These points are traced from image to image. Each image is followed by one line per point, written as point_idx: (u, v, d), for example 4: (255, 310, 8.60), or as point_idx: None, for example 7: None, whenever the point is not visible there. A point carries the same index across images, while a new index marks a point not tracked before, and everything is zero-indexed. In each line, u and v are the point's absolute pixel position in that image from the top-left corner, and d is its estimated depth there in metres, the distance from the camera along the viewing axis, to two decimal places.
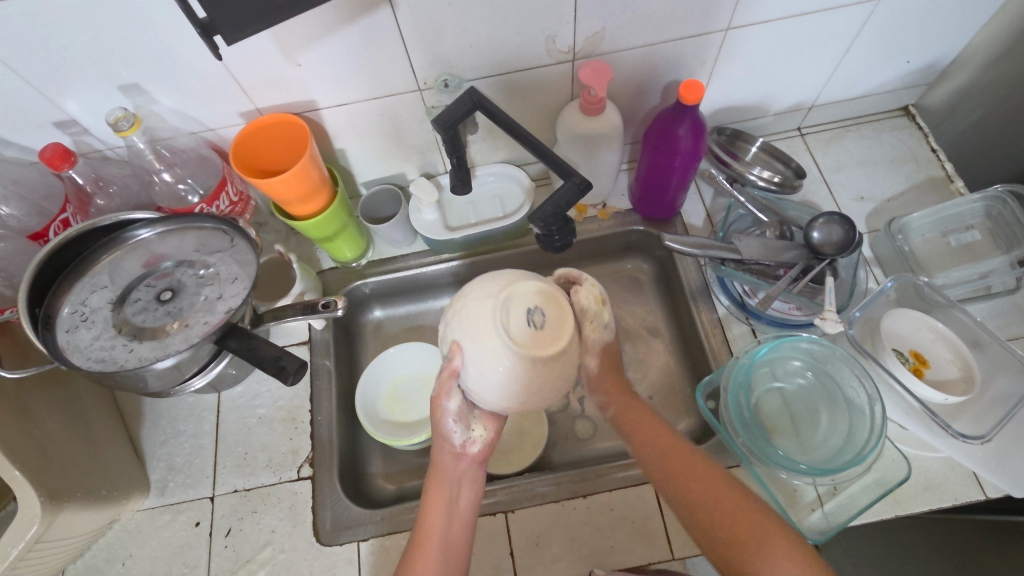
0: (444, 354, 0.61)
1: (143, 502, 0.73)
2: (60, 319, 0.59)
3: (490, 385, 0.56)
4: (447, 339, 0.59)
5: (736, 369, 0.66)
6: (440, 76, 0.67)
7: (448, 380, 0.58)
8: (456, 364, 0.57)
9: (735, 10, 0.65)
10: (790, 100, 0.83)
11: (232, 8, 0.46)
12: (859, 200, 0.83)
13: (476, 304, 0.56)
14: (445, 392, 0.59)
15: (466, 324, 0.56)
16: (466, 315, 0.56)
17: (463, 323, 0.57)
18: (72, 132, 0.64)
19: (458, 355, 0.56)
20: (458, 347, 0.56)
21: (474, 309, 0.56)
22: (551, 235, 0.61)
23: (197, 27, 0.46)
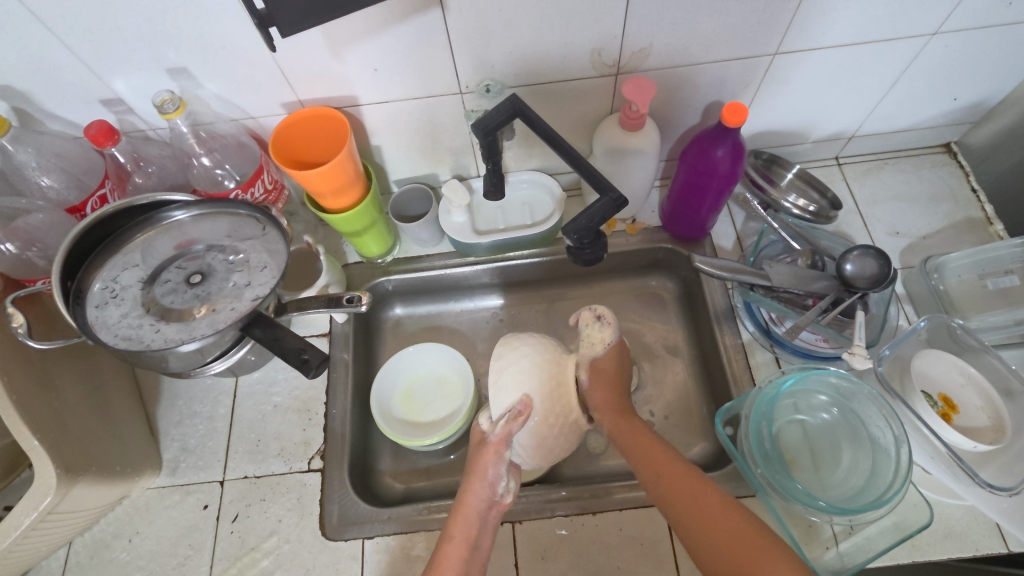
0: (498, 405, 0.63)
1: (154, 480, 0.74)
2: (91, 294, 0.59)
3: (539, 436, 0.63)
4: (506, 393, 0.63)
5: (759, 399, 0.65)
6: (482, 81, 0.67)
7: (509, 426, 0.61)
8: (524, 415, 0.61)
9: (785, 34, 0.64)
10: (831, 129, 0.82)
11: (291, 2, 0.46)
12: (894, 235, 0.82)
13: (544, 369, 0.65)
14: (503, 439, 0.61)
15: (541, 385, 0.64)
16: (539, 376, 0.64)
17: (535, 379, 0.64)
18: (117, 110, 0.65)
19: (529, 407, 0.62)
20: (530, 401, 0.62)
21: (546, 372, 0.65)
22: (582, 249, 0.60)
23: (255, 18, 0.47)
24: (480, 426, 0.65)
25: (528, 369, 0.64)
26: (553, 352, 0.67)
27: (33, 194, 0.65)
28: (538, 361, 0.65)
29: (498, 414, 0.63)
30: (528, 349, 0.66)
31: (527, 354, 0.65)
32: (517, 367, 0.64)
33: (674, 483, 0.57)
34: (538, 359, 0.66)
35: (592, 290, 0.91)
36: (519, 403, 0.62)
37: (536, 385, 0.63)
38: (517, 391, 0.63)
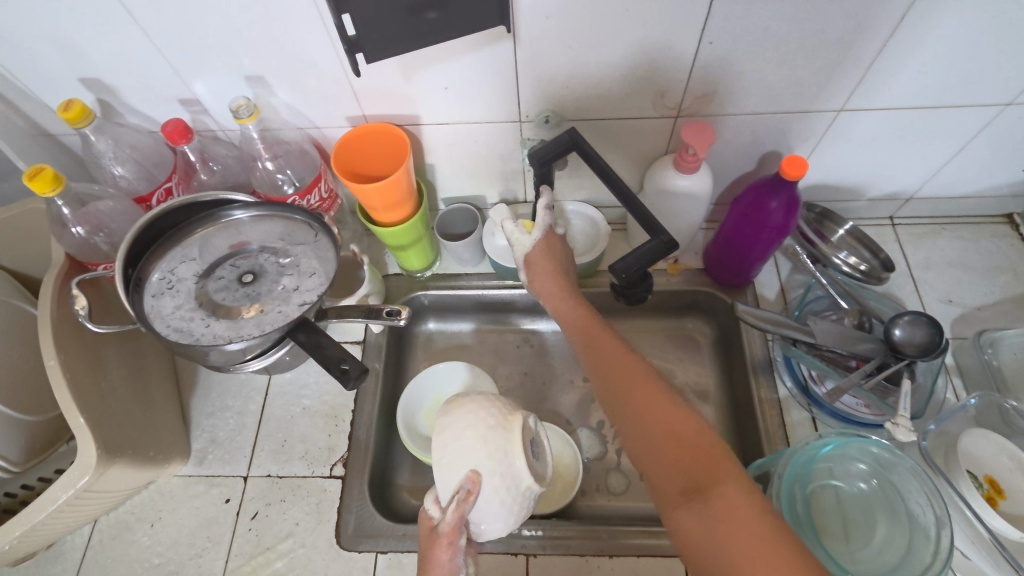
0: (445, 485, 0.51)
1: (181, 468, 0.75)
2: (149, 283, 0.62)
3: (501, 514, 0.51)
4: (450, 470, 0.51)
5: (793, 459, 0.63)
6: (542, 112, 0.68)
7: (460, 511, 0.50)
8: (473, 493, 0.50)
9: (852, 92, 0.64)
10: (889, 189, 0.81)
11: (382, 31, 0.52)
12: (946, 303, 0.79)
13: (493, 435, 0.52)
14: (456, 527, 0.50)
15: (490, 453, 0.51)
16: (488, 445, 0.51)
17: (484, 450, 0.51)
18: (193, 110, 0.68)
19: (478, 485, 0.50)
20: (478, 476, 0.50)
21: (494, 440, 0.52)
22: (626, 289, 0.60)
23: (345, 43, 0.53)
24: (426, 508, 0.53)
25: (471, 437, 0.52)
26: (499, 412, 0.54)
27: (105, 182, 0.68)
28: (485, 428, 0.53)
29: (447, 495, 0.52)
30: (472, 418, 0.53)
31: (467, 421, 0.53)
32: (464, 440, 0.52)
33: (642, 415, 0.54)
34: (485, 425, 0.53)
35: (627, 326, 0.90)
36: (465, 488, 0.50)
37: (488, 455, 0.51)
38: (461, 466, 0.51)
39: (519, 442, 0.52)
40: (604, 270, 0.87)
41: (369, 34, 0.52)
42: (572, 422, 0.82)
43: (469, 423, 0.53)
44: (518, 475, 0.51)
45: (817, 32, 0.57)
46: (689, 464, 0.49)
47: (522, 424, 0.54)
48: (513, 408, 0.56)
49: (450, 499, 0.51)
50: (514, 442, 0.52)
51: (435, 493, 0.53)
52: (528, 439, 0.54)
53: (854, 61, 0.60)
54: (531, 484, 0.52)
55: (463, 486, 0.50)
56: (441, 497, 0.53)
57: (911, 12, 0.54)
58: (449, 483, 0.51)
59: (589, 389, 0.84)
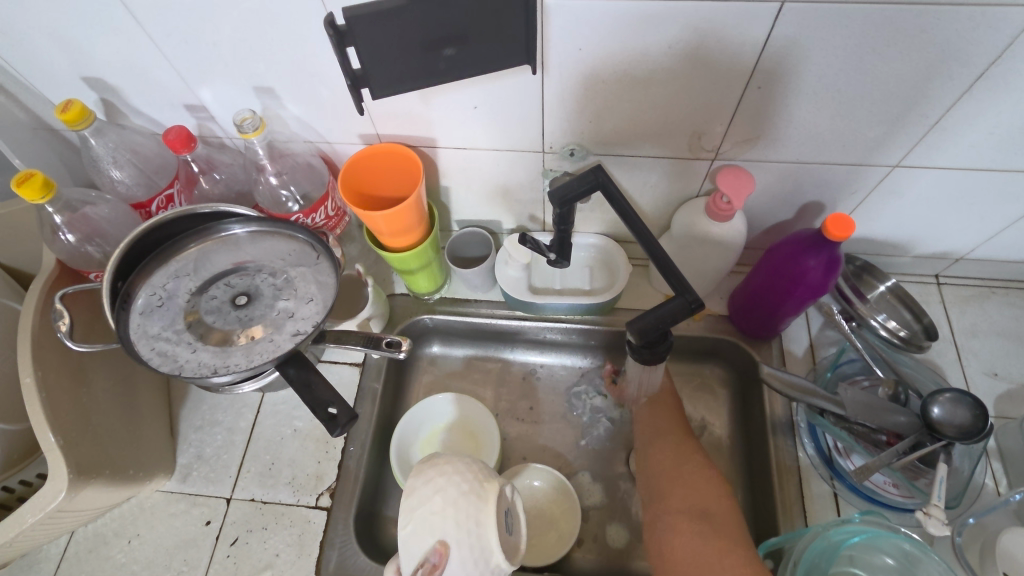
0: (408, 556, 0.46)
1: (164, 483, 0.73)
2: (138, 299, 0.59)
3: None
4: (415, 537, 0.46)
5: (808, 547, 0.57)
6: (567, 144, 0.64)
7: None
8: (439, 567, 0.45)
9: (911, 147, 0.58)
10: (937, 247, 0.75)
11: (391, 68, 0.49)
12: (990, 376, 0.73)
13: (465, 502, 0.47)
14: None
15: (459, 521, 0.46)
16: (459, 514, 0.46)
17: (452, 518, 0.46)
18: (199, 116, 0.64)
19: (446, 557, 0.45)
20: (446, 547, 0.45)
21: (465, 506, 0.47)
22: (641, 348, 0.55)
23: (350, 79, 0.49)
24: None
25: (441, 499, 0.47)
26: (473, 475, 0.49)
27: (103, 185, 0.65)
28: (457, 492, 0.47)
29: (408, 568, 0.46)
30: (445, 480, 0.48)
31: (438, 481, 0.48)
32: (433, 505, 0.47)
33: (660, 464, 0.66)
34: (458, 489, 0.48)
35: None
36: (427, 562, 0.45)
37: (456, 523, 0.46)
38: (429, 534, 0.46)
39: (492, 512, 0.47)
40: (621, 308, 0.82)
41: (377, 71, 0.49)
42: (574, 466, 0.78)
43: (443, 485, 0.48)
44: (484, 551, 0.46)
45: (880, 84, 0.51)
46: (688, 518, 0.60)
47: (498, 491, 0.49)
48: (490, 472, 0.51)
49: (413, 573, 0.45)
50: (486, 511, 0.47)
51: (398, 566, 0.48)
52: (503, 508, 0.49)
53: (917, 116, 0.54)
54: (499, 563, 0.46)
55: (428, 558, 0.45)
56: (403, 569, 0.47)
57: (990, 71, 0.49)
58: (413, 554, 0.46)
59: (595, 432, 0.80)
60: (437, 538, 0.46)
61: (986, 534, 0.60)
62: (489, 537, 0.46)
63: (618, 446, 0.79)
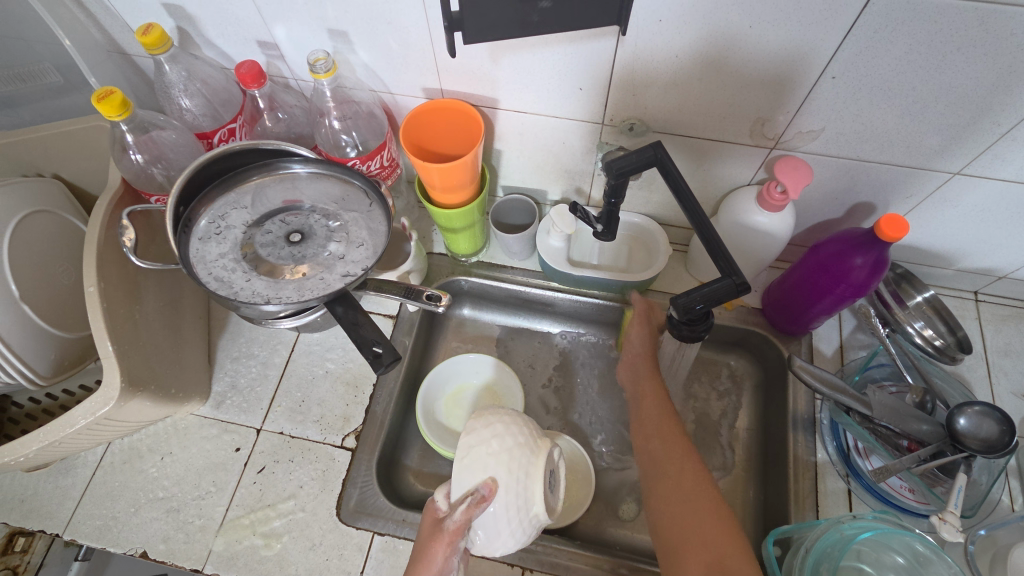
0: (458, 482, 0.50)
1: (199, 408, 0.76)
2: (197, 225, 0.61)
3: (505, 529, 0.50)
4: (468, 470, 0.50)
5: (823, 537, 0.58)
6: (627, 119, 0.64)
7: (470, 513, 0.48)
8: (487, 501, 0.49)
9: (977, 155, 0.57)
10: (982, 262, 0.74)
11: (486, 14, 0.49)
12: (1019, 397, 0.72)
13: (519, 452, 0.51)
14: (460, 529, 0.49)
15: (511, 466, 0.50)
16: (511, 462, 0.50)
17: (505, 463, 0.50)
18: (269, 54, 0.65)
19: (495, 494, 0.49)
20: (496, 485, 0.49)
21: (518, 456, 0.50)
22: (680, 325, 0.56)
23: (446, 20, 0.49)
24: (435, 501, 0.52)
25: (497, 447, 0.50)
26: (530, 431, 0.53)
27: (171, 112, 0.67)
28: (513, 442, 0.51)
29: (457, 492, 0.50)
30: (503, 428, 0.52)
31: (497, 427, 0.52)
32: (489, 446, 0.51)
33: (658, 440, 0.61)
34: (513, 440, 0.51)
35: None
36: (474, 491, 0.49)
37: (508, 467, 0.50)
38: (478, 469, 0.50)
39: (541, 468, 0.50)
40: (655, 290, 0.83)
41: (473, 15, 0.49)
42: (591, 437, 0.79)
43: (499, 432, 0.51)
44: (529, 497, 0.50)
45: (958, 86, 0.51)
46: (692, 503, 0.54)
47: (548, 451, 0.52)
48: (543, 433, 0.55)
49: (462, 499, 0.50)
50: (536, 465, 0.50)
51: (444, 491, 0.52)
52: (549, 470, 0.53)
53: (989, 123, 0.54)
54: (538, 513, 0.50)
55: (476, 487, 0.49)
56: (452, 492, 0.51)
57: None
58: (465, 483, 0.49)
59: (616, 407, 0.81)
60: (487, 476, 0.49)
61: (997, 546, 0.60)
62: (535, 488, 0.50)
63: None
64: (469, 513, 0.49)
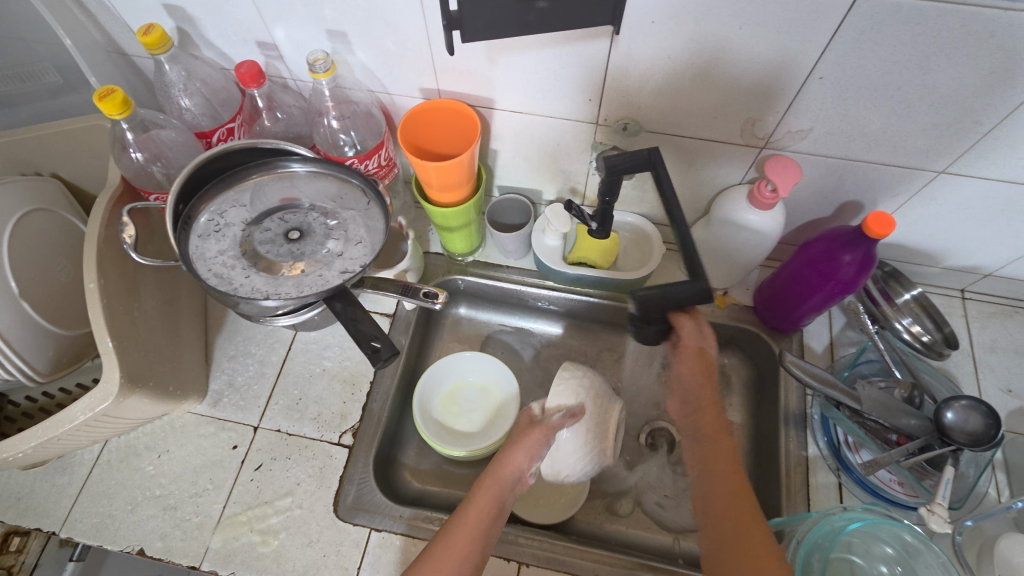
0: (556, 395, 0.67)
1: (196, 406, 0.76)
2: (197, 223, 0.62)
3: (580, 449, 0.66)
4: (564, 394, 0.67)
5: (814, 528, 0.59)
6: (621, 119, 0.65)
7: (564, 419, 0.65)
8: (577, 415, 0.66)
9: (960, 154, 0.59)
10: (968, 261, 0.76)
11: (482, 13, 0.50)
12: (1005, 392, 0.74)
13: (601, 392, 0.69)
14: (554, 426, 0.64)
15: (596, 398, 0.68)
16: (595, 398, 0.68)
17: (592, 396, 0.68)
18: (268, 54, 0.66)
19: (583, 412, 0.66)
20: (585, 407, 0.67)
21: (599, 395, 0.69)
22: (648, 324, 0.59)
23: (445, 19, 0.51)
24: (530, 412, 0.68)
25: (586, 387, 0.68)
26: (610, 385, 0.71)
27: (171, 112, 0.68)
28: (600, 385, 0.70)
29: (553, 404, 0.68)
30: (590, 371, 0.70)
31: (591, 372, 0.70)
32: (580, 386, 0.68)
33: (707, 469, 0.53)
34: (597, 384, 0.69)
35: None
36: (574, 407, 0.66)
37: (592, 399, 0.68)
38: (572, 392, 0.67)
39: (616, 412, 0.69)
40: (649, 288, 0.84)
41: (470, 14, 0.50)
42: None
43: (591, 376, 0.69)
44: (603, 435, 0.68)
45: (941, 86, 0.52)
46: (756, 546, 0.46)
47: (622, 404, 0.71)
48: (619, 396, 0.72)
49: (556, 410, 0.67)
50: (614, 406, 0.69)
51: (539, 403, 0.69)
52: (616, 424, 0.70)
53: (973, 123, 0.55)
54: (604, 450, 0.67)
55: (570, 402, 0.67)
56: (547, 404, 0.68)
57: None
58: (566, 397, 0.67)
59: None
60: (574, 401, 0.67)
61: (984, 537, 0.61)
62: (609, 430, 0.68)
63: (631, 420, 0.81)
64: (566, 419, 0.65)
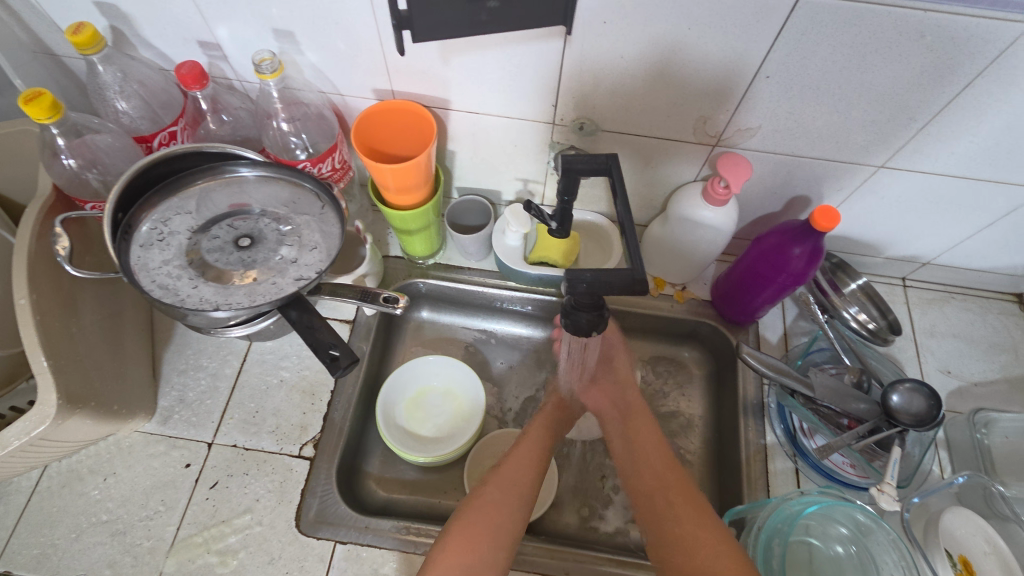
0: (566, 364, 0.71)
1: (144, 424, 0.72)
2: (138, 232, 0.58)
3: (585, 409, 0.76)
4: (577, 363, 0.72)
5: (774, 514, 0.61)
6: (577, 119, 0.66)
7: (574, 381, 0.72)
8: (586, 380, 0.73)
9: (898, 149, 0.62)
10: (907, 250, 0.80)
11: (432, 11, 0.50)
12: (944, 373, 0.78)
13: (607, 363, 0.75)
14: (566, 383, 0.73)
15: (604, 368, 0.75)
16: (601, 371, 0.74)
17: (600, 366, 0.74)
18: (211, 54, 0.63)
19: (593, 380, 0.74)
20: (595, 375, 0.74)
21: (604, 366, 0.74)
22: (579, 311, 0.52)
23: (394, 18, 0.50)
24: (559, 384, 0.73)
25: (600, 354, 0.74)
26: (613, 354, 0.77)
27: (107, 116, 0.64)
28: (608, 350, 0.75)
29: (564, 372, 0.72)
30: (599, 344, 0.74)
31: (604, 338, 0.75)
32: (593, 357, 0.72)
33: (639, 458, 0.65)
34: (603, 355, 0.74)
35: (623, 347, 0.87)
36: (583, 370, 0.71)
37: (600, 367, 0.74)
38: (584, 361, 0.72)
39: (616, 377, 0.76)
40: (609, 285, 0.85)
41: (420, 13, 0.50)
42: None
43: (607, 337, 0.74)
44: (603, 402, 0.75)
45: (878, 84, 0.55)
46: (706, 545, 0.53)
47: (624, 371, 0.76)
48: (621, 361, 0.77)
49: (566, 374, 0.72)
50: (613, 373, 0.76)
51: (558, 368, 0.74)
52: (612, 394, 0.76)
53: (907, 120, 0.58)
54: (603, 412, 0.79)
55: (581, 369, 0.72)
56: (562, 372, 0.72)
57: (979, 80, 0.52)
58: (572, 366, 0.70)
59: None
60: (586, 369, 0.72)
61: (929, 512, 0.64)
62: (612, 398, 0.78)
63: None
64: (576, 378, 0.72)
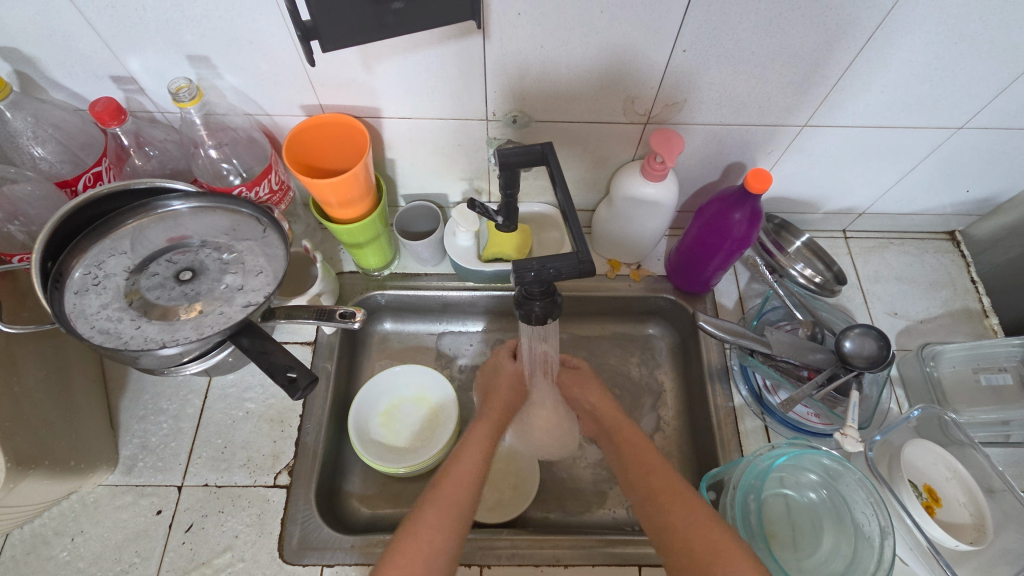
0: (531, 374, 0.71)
1: (107, 476, 0.70)
2: (71, 279, 0.57)
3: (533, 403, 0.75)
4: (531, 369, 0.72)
5: (749, 468, 0.63)
6: (510, 112, 0.66)
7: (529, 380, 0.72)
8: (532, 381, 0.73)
9: (817, 108, 0.65)
10: (844, 203, 0.83)
11: (341, 19, 0.49)
12: (892, 315, 0.81)
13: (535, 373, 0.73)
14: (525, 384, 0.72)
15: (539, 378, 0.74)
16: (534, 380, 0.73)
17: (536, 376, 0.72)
18: (127, 88, 0.62)
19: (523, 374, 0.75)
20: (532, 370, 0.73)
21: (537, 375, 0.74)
22: (533, 299, 0.52)
23: (301, 29, 0.49)
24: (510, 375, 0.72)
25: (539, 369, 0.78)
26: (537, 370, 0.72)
27: (23, 164, 0.62)
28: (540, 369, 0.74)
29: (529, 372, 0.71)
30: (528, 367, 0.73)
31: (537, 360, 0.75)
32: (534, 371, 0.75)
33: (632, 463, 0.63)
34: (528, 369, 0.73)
35: (588, 332, 0.88)
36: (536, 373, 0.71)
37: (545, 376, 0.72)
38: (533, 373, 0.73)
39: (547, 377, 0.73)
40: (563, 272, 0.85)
41: (326, 22, 0.49)
42: None
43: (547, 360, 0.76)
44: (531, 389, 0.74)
45: (787, 47, 0.57)
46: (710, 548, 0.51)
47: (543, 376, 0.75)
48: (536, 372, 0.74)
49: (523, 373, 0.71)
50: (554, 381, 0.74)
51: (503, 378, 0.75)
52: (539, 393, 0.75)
53: (821, 77, 0.60)
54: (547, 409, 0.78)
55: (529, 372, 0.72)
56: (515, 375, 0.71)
57: (878, 32, 0.55)
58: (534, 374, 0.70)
59: None
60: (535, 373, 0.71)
61: (892, 447, 0.65)
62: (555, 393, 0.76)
63: None
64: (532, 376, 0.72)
